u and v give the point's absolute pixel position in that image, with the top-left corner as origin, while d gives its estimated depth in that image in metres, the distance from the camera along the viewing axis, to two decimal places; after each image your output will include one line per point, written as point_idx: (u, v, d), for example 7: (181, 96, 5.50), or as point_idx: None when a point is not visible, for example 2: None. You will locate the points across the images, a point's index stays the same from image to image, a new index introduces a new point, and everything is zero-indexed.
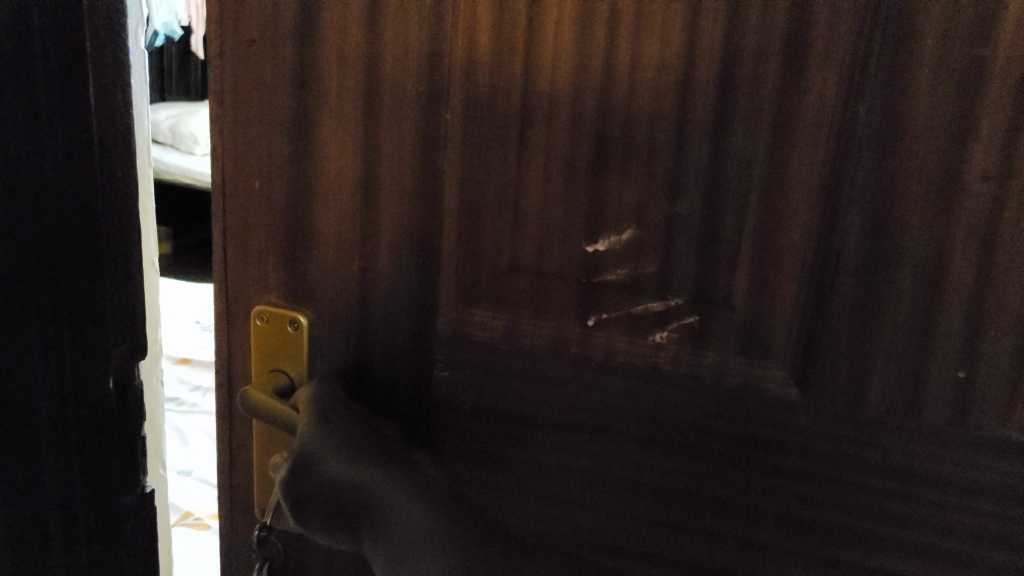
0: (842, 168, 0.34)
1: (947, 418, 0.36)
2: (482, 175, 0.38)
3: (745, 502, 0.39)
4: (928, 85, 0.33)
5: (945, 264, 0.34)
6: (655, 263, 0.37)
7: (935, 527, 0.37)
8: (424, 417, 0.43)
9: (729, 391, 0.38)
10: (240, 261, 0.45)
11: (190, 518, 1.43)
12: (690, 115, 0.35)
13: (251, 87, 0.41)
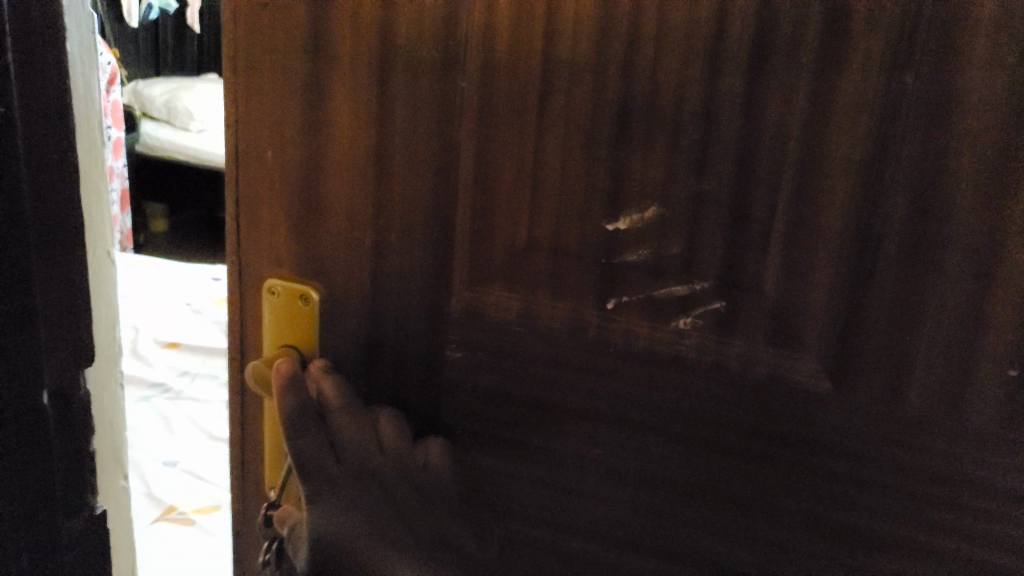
0: (885, 144, 0.31)
1: (995, 424, 0.32)
2: (495, 148, 0.36)
3: (766, 500, 0.37)
4: (984, 53, 0.30)
5: (996, 252, 0.31)
6: (680, 243, 0.35)
7: (978, 537, 0.34)
8: (436, 396, 0.42)
9: (753, 383, 0.36)
10: (250, 231, 0.44)
11: (173, 513, 1.17)
12: (720, 84, 0.33)
13: (265, 52, 0.40)
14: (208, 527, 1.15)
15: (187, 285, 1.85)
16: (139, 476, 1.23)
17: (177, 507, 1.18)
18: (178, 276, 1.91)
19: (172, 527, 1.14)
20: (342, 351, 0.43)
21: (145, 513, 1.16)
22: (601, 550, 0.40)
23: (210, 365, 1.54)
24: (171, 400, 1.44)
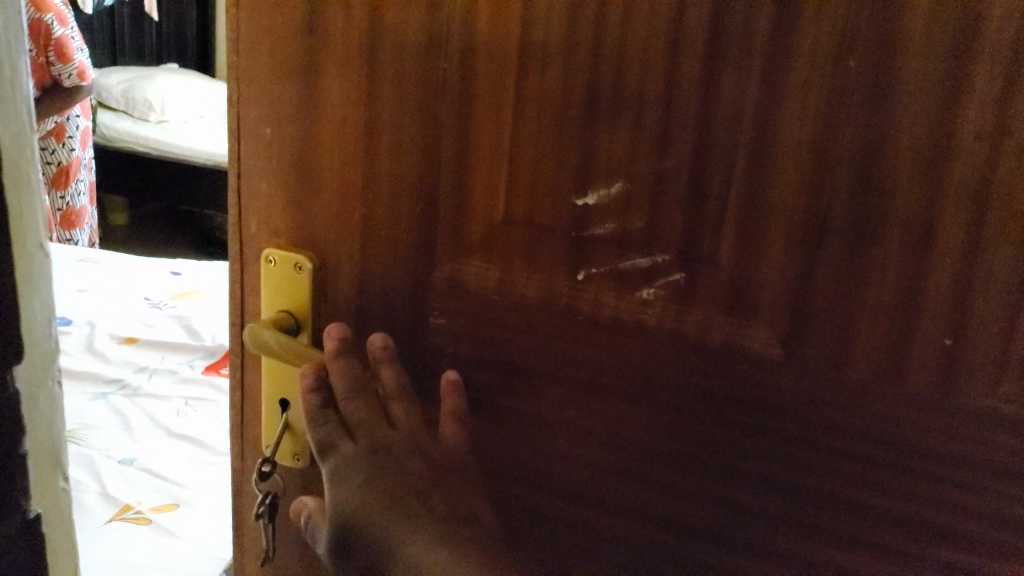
0: (830, 124, 0.34)
1: (932, 390, 0.34)
2: (473, 124, 0.39)
3: (724, 462, 0.39)
4: (921, 37, 0.32)
5: (933, 227, 0.33)
6: (644, 217, 0.37)
7: (922, 500, 0.36)
8: (423, 360, 0.46)
9: (710, 350, 0.38)
10: (252, 204, 0.47)
11: (129, 511, 1.00)
12: (679, 67, 0.35)
13: (264, 35, 0.44)
14: (168, 527, 0.98)
15: (136, 280, 1.72)
16: (91, 473, 1.07)
17: (134, 504, 1.02)
18: (134, 271, 1.74)
19: (122, 526, 0.97)
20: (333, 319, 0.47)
21: (97, 512, 1.00)
22: (574, 510, 0.43)
23: (169, 362, 1.39)
24: (128, 395, 1.28)
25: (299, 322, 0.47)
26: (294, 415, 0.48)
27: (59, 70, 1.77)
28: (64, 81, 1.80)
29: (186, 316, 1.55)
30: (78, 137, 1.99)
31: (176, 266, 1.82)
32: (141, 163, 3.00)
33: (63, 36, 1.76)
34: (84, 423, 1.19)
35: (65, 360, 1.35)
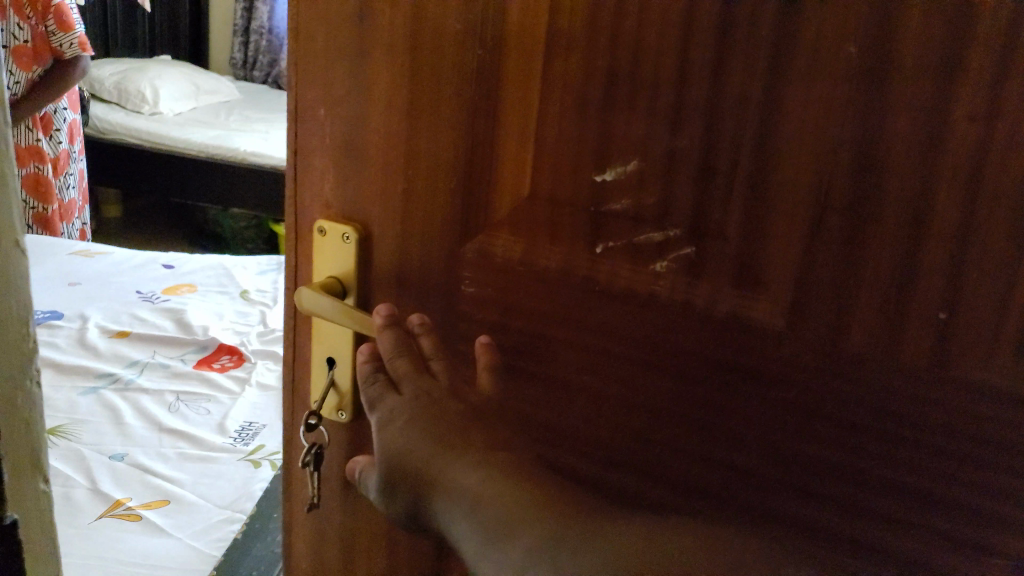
0: (832, 108, 0.36)
1: (928, 361, 0.38)
2: (504, 105, 0.44)
3: (734, 425, 0.44)
4: (917, 24, 0.34)
5: (927, 208, 0.36)
6: (656, 194, 0.41)
7: (907, 466, 0.40)
8: (455, 322, 0.51)
9: (716, 319, 0.42)
10: (303, 179, 0.52)
11: (120, 507, 1.06)
12: (691, 53, 0.38)
13: (317, 24, 0.48)
14: (159, 523, 1.04)
15: (138, 275, 1.81)
16: (83, 470, 1.13)
17: (125, 501, 1.08)
18: (104, 264, 1.85)
19: (113, 522, 1.03)
20: (376, 287, 0.52)
21: (87, 510, 1.05)
22: (588, 465, 0.48)
23: (161, 357, 1.46)
24: (118, 389, 1.34)
25: (346, 286, 0.52)
26: (331, 377, 0.53)
27: (59, 39, 1.93)
28: (61, 52, 1.94)
29: (177, 310, 1.62)
30: (66, 130, 2.15)
31: (169, 258, 1.93)
32: (194, 166, 3.21)
33: (63, 5, 1.90)
34: (80, 418, 1.25)
35: (58, 353, 1.42)
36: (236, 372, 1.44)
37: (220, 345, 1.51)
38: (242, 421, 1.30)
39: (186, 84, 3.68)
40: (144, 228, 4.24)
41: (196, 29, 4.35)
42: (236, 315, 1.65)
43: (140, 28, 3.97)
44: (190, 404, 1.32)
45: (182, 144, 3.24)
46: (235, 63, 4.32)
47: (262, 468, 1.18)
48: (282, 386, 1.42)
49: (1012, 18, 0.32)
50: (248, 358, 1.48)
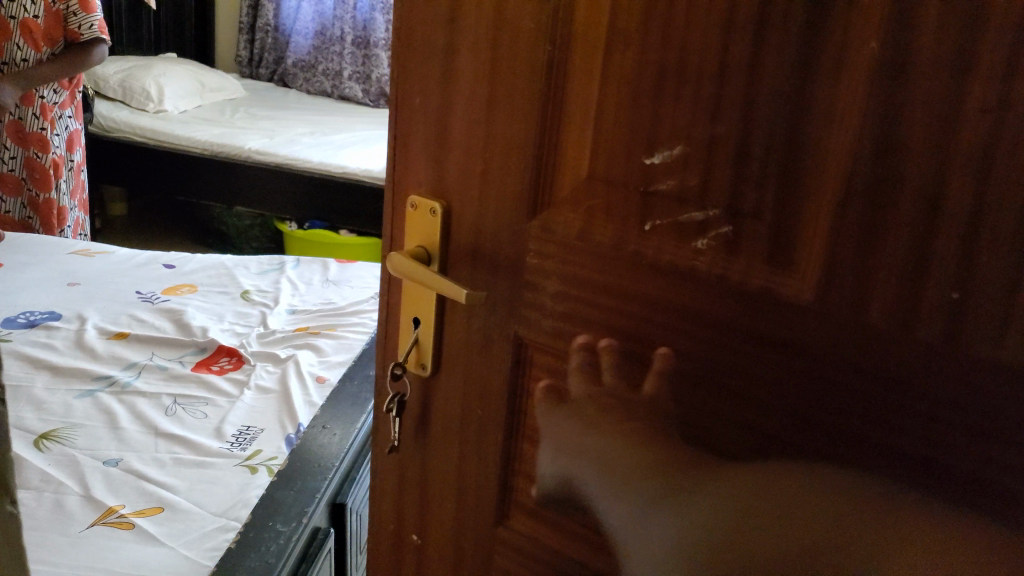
0: (856, 101, 0.43)
1: (944, 332, 0.44)
2: (570, 93, 0.52)
3: (763, 396, 0.51)
4: (933, 26, 0.40)
5: (941, 192, 0.42)
6: (698, 176, 0.49)
7: (921, 438, 0.46)
8: (522, 290, 0.58)
9: (751, 293, 0.49)
10: (399, 157, 0.61)
11: (113, 515, 1.06)
12: (730, 51, 0.46)
13: (416, 23, 0.57)
14: (150, 532, 1.04)
15: (137, 275, 1.86)
16: (76, 476, 1.13)
17: (118, 508, 1.08)
18: (108, 265, 1.90)
19: (105, 531, 1.03)
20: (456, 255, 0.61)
21: (80, 518, 1.05)
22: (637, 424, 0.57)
23: (159, 359, 1.48)
24: (116, 391, 1.36)
25: (431, 254, 0.61)
26: (416, 335, 0.64)
27: (80, 19, 1.99)
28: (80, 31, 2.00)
29: (177, 310, 1.67)
30: (66, 137, 2.20)
31: (169, 258, 1.99)
32: (201, 164, 3.27)
33: None
34: (75, 422, 1.26)
35: (56, 355, 1.45)
36: (234, 375, 1.45)
37: (218, 347, 1.52)
38: (240, 425, 1.29)
39: (191, 82, 3.73)
40: (150, 227, 4.29)
41: (201, 29, 4.41)
42: (236, 317, 1.69)
43: (145, 26, 4.02)
44: (189, 407, 1.34)
45: (186, 143, 3.29)
46: (241, 59, 4.40)
47: (259, 474, 1.17)
48: (282, 388, 1.41)
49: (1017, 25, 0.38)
50: (246, 360, 1.49)
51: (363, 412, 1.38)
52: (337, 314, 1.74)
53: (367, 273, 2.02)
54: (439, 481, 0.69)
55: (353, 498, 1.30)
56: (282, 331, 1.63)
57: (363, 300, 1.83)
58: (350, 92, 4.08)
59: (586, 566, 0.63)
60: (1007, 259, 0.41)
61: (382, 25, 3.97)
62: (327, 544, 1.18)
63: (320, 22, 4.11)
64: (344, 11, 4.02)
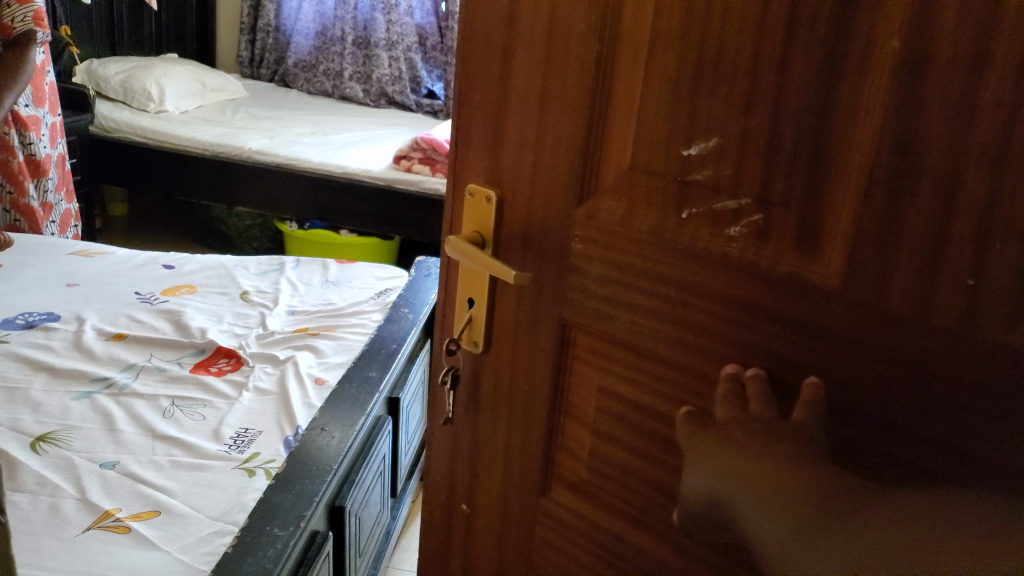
0: (881, 94, 0.46)
1: (960, 317, 0.46)
2: (617, 87, 0.56)
3: (789, 375, 0.55)
4: (952, 27, 0.43)
5: (958, 184, 0.44)
6: (731, 166, 0.53)
7: (935, 418, 0.49)
8: (567, 274, 0.63)
9: (779, 280, 0.53)
10: (461, 147, 0.67)
11: (109, 519, 1.11)
12: (762, 49, 0.49)
13: (477, 22, 0.62)
14: (146, 536, 1.08)
15: (136, 275, 1.90)
16: (73, 479, 1.18)
17: (115, 511, 1.13)
18: (108, 264, 1.94)
19: (102, 534, 1.08)
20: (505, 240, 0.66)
21: (76, 521, 1.10)
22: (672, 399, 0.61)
23: (158, 359, 1.53)
24: (113, 393, 1.41)
25: (484, 240, 0.66)
26: (470, 314, 0.70)
27: (14, 11, 1.93)
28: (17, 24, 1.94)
29: (173, 311, 1.71)
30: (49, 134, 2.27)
31: (169, 258, 2.02)
32: (201, 164, 3.29)
33: None
34: (72, 425, 1.31)
35: (54, 357, 1.49)
36: (234, 376, 1.49)
37: (217, 348, 1.56)
38: (237, 427, 1.34)
39: (192, 82, 3.76)
40: (149, 227, 4.31)
41: (200, 28, 4.41)
42: (235, 318, 1.72)
43: (146, 25, 4.02)
44: (186, 409, 1.38)
45: (184, 143, 3.31)
46: (241, 59, 4.41)
47: (256, 478, 1.21)
48: (279, 389, 1.45)
49: None
50: (244, 362, 1.53)
51: (362, 416, 1.40)
52: (336, 316, 1.77)
53: (366, 274, 2.04)
54: (489, 449, 0.74)
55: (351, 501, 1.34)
56: (280, 333, 1.66)
57: (363, 301, 1.85)
58: (351, 93, 4.10)
59: (618, 533, 0.68)
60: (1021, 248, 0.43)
61: (382, 25, 3.96)
62: (326, 547, 1.21)
63: (321, 23, 4.13)
64: (345, 11, 4.02)
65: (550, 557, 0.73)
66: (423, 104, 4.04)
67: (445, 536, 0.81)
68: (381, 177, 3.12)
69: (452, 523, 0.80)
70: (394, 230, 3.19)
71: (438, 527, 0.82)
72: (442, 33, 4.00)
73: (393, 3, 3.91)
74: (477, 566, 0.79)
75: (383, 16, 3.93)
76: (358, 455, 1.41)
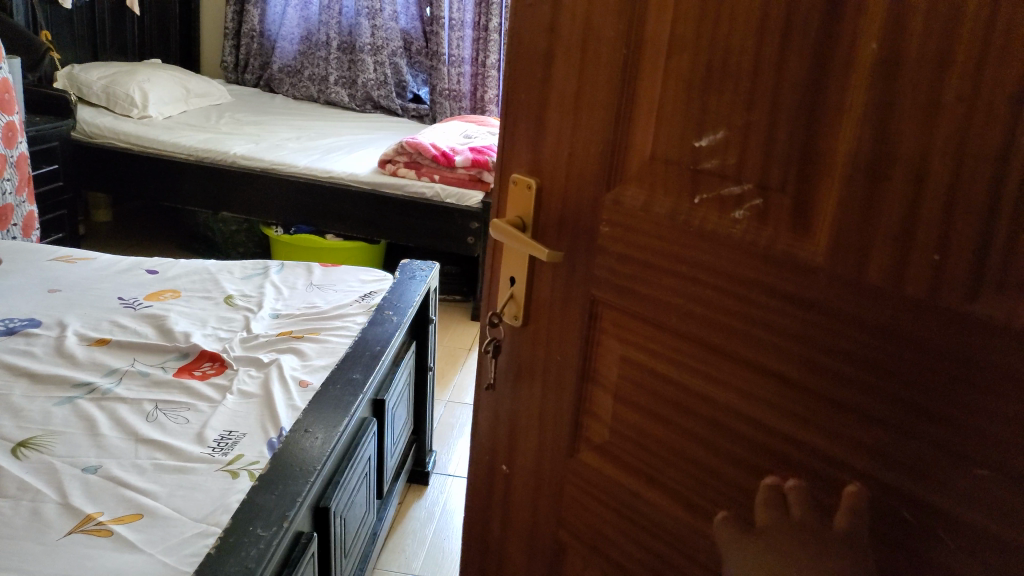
0: (862, 94, 0.55)
1: (926, 289, 0.53)
2: (641, 90, 0.68)
3: (783, 344, 0.63)
4: (919, 36, 0.51)
5: (926, 170, 0.52)
6: (735, 156, 0.62)
7: (906, 382, 0.56)
8: (595, 253, 0.75)
9: (776, 257, 0.61)
10: (510, 141, 0.80)
11: (90, 523, 1.10)
12: (761, 56, 0.59)
13: (528, 37, 0.75)
14: (128, 538, 1.08)
15: (122, 280, 1.94)
16: (54, 484, 1.18)
17: (98, 515, 1.12)
18: (93, 271, 1.97)
19: (83, 538, 1.07)
20: (545, 227, 0.79)
21: (58, 525, 1.09)
22: (683, 364, 0.70)
23: (141, 364, 1.55)
24: (95, 398, 1.42)
25: (525, 223, 0.80)
26: (512, 290, 0.84)
27: None
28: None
29: (157, 316, 1.74)
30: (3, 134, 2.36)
31: (153, 264, 2.06)
32: (185, 168, 3.33)
33: None
34: (53, 429, 1.32)
35: (36, 363, 1.51)
36: (217, 380, 1.51)
37: (201, 352, 1.59)
38: (221, 430, 1.35)
39: (176, 88, 3.81)
40: (135, 232, 4.34)
41: (186, 34, 4.46)
42: (218, 322, 1.75)
43: (129, 31, 4.02)
44: (170, 413, 1.40)
45: (167, 147, 3.35)
46: (226, 65, 4.43)
47: (239, 479, 1.22)
48: (263, 393, 1.47)
49: (982, 31, 0.48)
50: (228, 364, 1.56)
51: (344, 416, 1.42)
52: (321, 319, 1.81)
53: (351, 277, 2.10)
54: (528, 406, 0.86)
55: (335, 502, 1.39)
56: (265, 336, 1.69)
57: (346, 304, 1.90)
58: (336, 98, 4.14)
59: (634, 486, 0.78)
60: (979, 229, 0.50)
61: (367, 31, 4.00)
62: (310, 548, 1.25)
63: (306, 28, 4.20)
64: (329, 16, 4.07)
65: (577, 512, 0.85)
66: (409, 109, 4.13)
67: (488, 493, 0.95)
68: (366, 180, 3.18)
69: (495, 480, 0.93)
70: (381, 234, 3.24)
71: (483, 484, 0.95)
72: (426, 38, 4.06)
73: (377, 7, 3.96)
74: (515, 519, 0.92)
75: (368, 21, 3.99)
76: (342, 456, 1.46)
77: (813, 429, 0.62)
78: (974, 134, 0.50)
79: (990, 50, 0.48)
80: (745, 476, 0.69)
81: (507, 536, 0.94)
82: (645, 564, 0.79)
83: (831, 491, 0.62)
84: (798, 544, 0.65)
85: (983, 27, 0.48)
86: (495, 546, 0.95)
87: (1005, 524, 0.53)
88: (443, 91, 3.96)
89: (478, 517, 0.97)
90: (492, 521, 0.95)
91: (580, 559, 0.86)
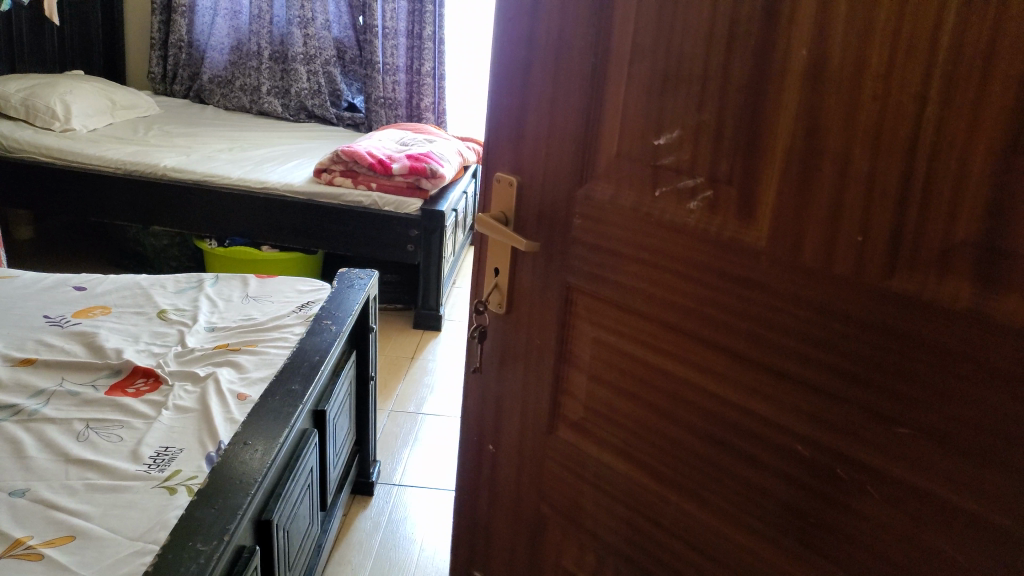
0: (795, 97, 0.64)
1: (851, 266, 0.62)
2: (607, 94, 0.76)
3: (733, 320, 0.71)
4: (840, 46, 0.60)
5: (849, 162, 0.61)
6: (690, 153, 0.71)
7: (836, 349, 0.65)
8: (569, 243, 0.83)
9: (725, 242, 0.70)
10: (493, 142, 0.88)
11: (20, 547, 1.08)
12: (709, 65, 0.68)
13: (511, 46, 0.84)
14: (61, 561, 1.06)
15: (51, 297, 1.91)
16: None
17: (27, 539, 1.10)
18: (18, 289, 1.93)
19: (13, 563, 1.05)
20: (525, 221, 0.87)
21: None
22: (646, 343, 0.79)
23: (70, 384, 1.52)
24: (20, 421, 1.39)
25: (508, 217, 0.88)
26: (497, 281, 0.92)
27: None
28: None
29: (89, 333, 1.71)
30: None
31: (81, 280, 2.02)
32: (111, 182, 3.26)
33: None
34: None
35: None
36: (151, 397, 1.49)
37: (133, 368, 1.57)
38: (157, 446, 1.34)
39: (100, 101, 3.73)
40: (64, 249, 4.22)
41: (110, 45, 4.36)
42: (152, 337, 1.73)
43: (49, 42, 3.89)
44: (102, 431, 1.38)
45: (90, 161, 3.28)
46: (153, 75, 4.35)
47: (178, 495, 1.22)
48: (200, 407, 1.46)
49: (890, 43, 0.57)
50: (163, 380, 1.55)
51: (283, 428, 1.43)
52: (258, 330, 1.81)
53: (287, 287, 2.09)
54: (511, 387, 0.94)
55: (277, 514, 1.40)
56: (200, 350, 1.68)
57: (283, 315, 1.90)
58: (269, 108, 4.11)
59: (607, 456, 0.86)
60: (892, 213, 0.60)
61: (299, 40, 4.00)
62: (253, 562, 1.25)
63: (236, 38, 4.16)
64: (260, 26, 4.04)
65: (556, 486, 0.93)
66: (344, 118, 4.13)
67: (477, 471, 1.02)
68: (300, 191, 3.18)
69: (483, 459, 1.01)
70: (317, 245, 3.25)
71: (471, 464, 1.03)
72: (360, 46, 4.08)
73: (309, 17, 3.96)
74: (501, 495, 1.00)
75: (300, 30, 3.99)
76: (282, 468, 1.48)
77: (762, 396, 0.71)
78: (885, 132, 0.59)
79: (896, 59, 0.57)
80: (703, 443, 0.77)
81: (494, 511, 1.01)
82: (619, 530, 0.87)
83: (779, 453, 0.71)
84: (756, 497, 0.74)
85: (890, 39, 0.57)
86: (484, 521, 1.03)
87: (920, 475, 0.62)
88: (378, 99, 4.01)
89: (466, 494, 1.05)
90: (479, 498, 1.03)
91: (560, 530, 0.94)
